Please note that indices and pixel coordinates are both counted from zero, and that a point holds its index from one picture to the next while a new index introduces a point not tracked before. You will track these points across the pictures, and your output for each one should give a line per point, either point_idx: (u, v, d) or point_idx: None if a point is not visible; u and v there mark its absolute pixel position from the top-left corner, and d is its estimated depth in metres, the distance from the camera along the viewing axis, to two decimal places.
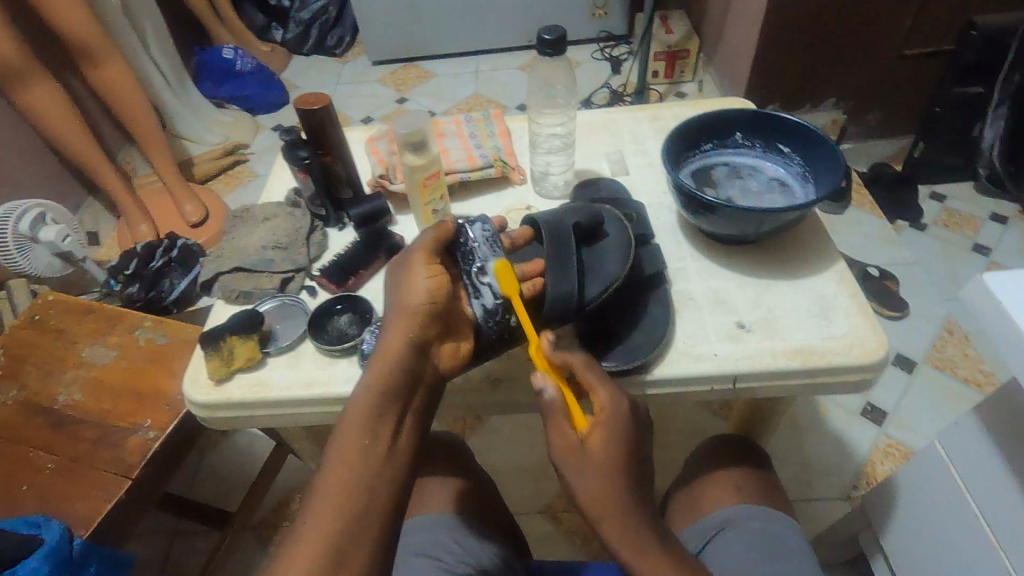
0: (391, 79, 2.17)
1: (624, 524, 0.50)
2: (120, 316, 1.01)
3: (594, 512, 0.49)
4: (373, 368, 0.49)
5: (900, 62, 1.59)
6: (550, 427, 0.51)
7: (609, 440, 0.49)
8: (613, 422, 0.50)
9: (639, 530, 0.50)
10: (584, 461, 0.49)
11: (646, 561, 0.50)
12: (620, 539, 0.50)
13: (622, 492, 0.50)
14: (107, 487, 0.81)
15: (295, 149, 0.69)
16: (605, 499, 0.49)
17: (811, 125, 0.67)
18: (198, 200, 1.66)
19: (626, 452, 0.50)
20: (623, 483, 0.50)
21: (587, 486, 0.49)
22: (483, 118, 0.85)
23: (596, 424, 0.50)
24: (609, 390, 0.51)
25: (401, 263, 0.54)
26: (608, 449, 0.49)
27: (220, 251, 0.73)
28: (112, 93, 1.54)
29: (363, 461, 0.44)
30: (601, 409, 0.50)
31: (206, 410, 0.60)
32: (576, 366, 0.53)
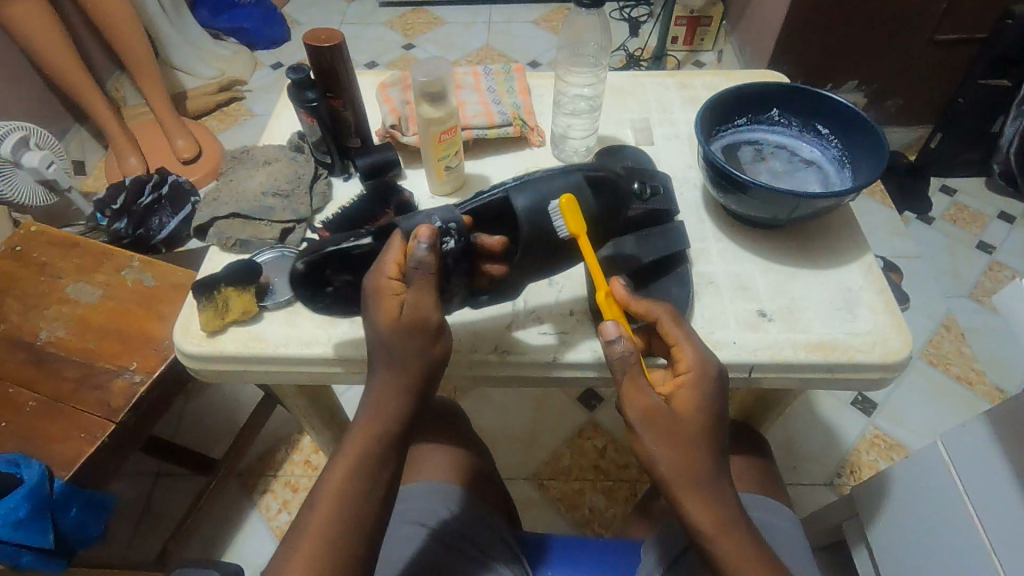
0: (398, 23, 2.06)
1: (706, 491, 0.45)
2: (106, 254, 0.97)
3: (676, 479, 0.45)
4: (375, 403, 0.47)
5: (931, 47, 1.53)
6: (625, 385, 0.47)
7: (697, 399, 0.46)
8: (696, 381, 0.47)
9: (721, 502, 0.45)
10: (671, 422, 0.45)
11: (723, 534, 0.45)
12: (700, 507, 0.45)
13: (711, 462, 0.45)
14: (90, 430, 0.79)
15: (301, 89, 0.64)
16: (691, 462, 0.45)
17: (856, 107, 0.63)
18: (191, 135, 1.58)
19: (714, 419, 0.46)
20: (707, 449, 0.45)
21: (667, 444, 0.45)
22: (503, 71, 0.79)
23: (681, 383, 0.47)
24: (697, 348, 0.48)
25: (398, 313, 0.46)
26: (694, 410, 0.46)
27: (217, 194, 0.68)
28: (101, 13, 1.44)
29: (362, 496, 0.45)
30: (687, 368, 0.48)
31: (197, 362, 0.57)
32: (662, 319, 0.51)
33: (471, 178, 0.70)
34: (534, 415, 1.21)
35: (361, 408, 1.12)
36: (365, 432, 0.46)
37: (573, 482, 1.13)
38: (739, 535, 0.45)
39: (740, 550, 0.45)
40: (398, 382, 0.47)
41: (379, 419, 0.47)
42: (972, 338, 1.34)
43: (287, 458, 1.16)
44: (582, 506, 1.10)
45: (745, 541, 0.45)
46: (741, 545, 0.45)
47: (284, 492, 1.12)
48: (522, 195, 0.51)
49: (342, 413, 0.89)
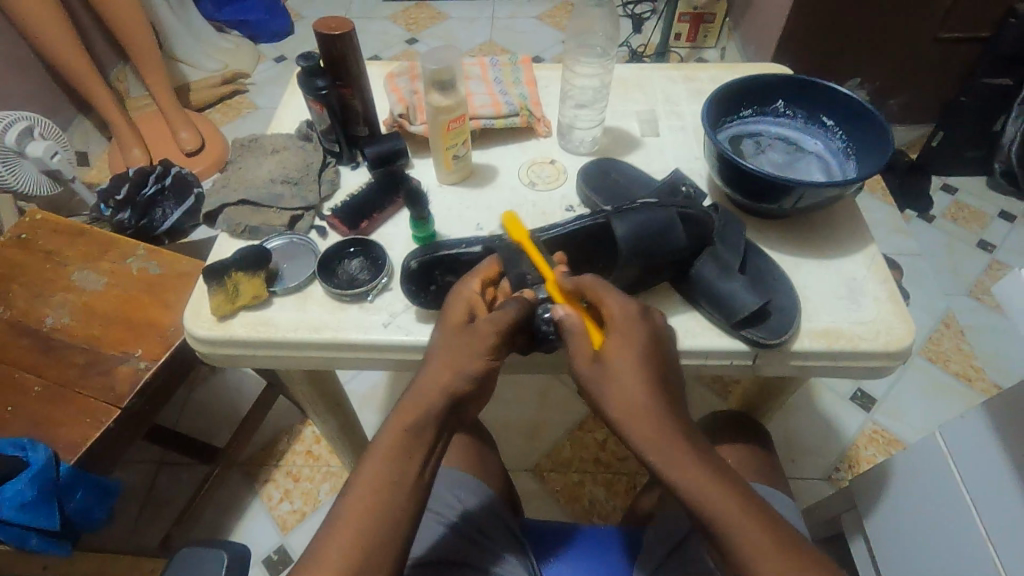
0: (402, 18, 2.07)
1: (653, 422, 0.45)
2: (111, 243, 0.97)
3: (623, 417, 0.46)
4: (405, 405, 0.48)
5: (934, 45, 1.54)
6: (569, 348, 0.49)
7: (623, 342, 0.47)
8: (624, 326, 0.48)
9: (670, 432, 0.45)
10: (603, 373, 0.47)
11: (672, 458, 0.44)
12: (648, 438, 0.45)
13: (657, 402, 0.46)
14: (96, 415, 0.79)
15: (312, 77, 0.64)
16: (633, 403, 0.46)
17: (861, 98, 0.63)
18: (194, 126, 1.58)
19: (641, 357, 0.47)
20: (650, 387, 0.46)
21: (609, 394, 0.47)
22: (510, 63, 0.80)
23: (609, 331, 0.48)
24: (619, 295, 0.49)
25: (466, 326, 0.50)
26: (624, 352, 0.47)
27: (225, 182, 0.69)
28: (105, 3, 1.44)
29: (389, 493, 0.45)
30: (610, 317, 0.49)
31: (206, 345, 0.57)
32: (585, 284, 0.51)
33: (478, 166, 0.71)
34: (536, 407, 1.21)
35: (363, 398, 1.13)
36: (393, 440, 0.46)
37: (573, 475, 1.13)
38: (694, 460, 0.44)
39: (697, 475, 0.44)
40: (435, 385, 0.48)
41: (417, 417, 0.47)
42: (970, 335, 1.35)
43: (289, 448, 1.16)
44: (582, 498, 1.11)
45: (704, 468, 0.44)
46: (699, 474, 0.44)
47: (286, 481, 1.13)
48: (623, 222, 0.54)
49: (346, 402, 0.89)
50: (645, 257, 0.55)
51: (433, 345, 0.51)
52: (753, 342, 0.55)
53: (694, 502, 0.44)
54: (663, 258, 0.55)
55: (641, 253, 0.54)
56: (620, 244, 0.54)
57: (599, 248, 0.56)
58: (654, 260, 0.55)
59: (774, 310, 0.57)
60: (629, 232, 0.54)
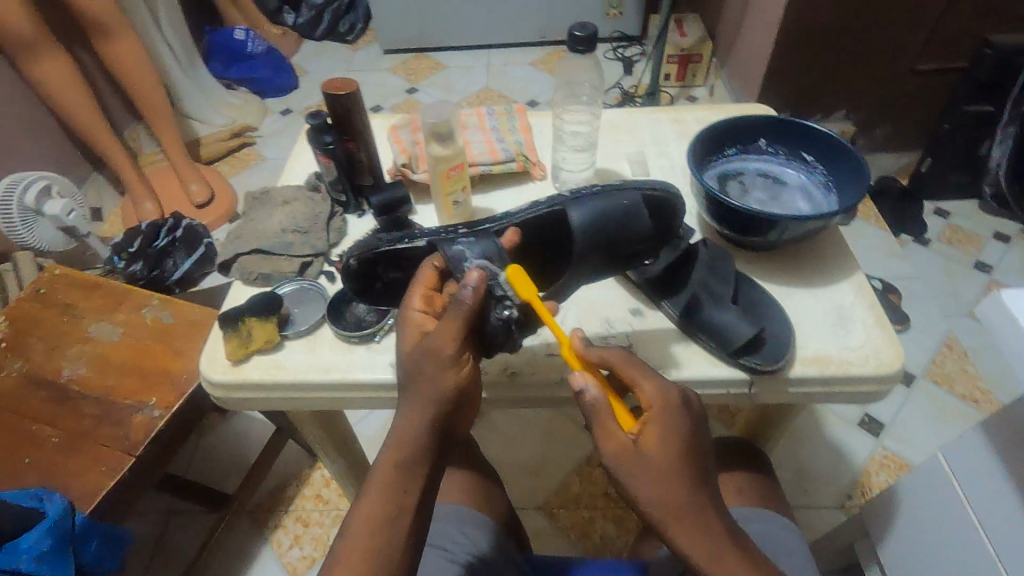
0: (402, 69, 2.16)
1: (696, 521, 0.44)
2: (126, 294, 1.01)
3: (658, 518, 0.44)
4: (392, 439, 0.48)
5: (913, 77, 1.59)
6: (598, 431, 0.46)
7: (666, 436, 0.45)
8: (665, 416, 0.46)
9: (710, 532, 0.44)
10: (642, 465, 0.44)
11: (713, 558, 0.44)
12: (689, 537, 0.44)
13: (698, 497, 0.45)
14: (110, 464, 0.81)
15: (320, 133, 0.69)
16: (674, 500, 0.44)
17: (836, 134, 0.67)
18: (205, 180, 1.64)
19: (686, 451, 0.45)
20: (693, 483, 0.45)
21: (647, 485, 0.44)
22: (505, 112, 0.84)
23: (647, 420, 0.46)
24: (655, 381, 0.46)
25: (425, 338, 0.50)
26: (664, 447, 0.44)
27: (239, 233, 0.72)
28: (122, 67, 1.52)
29: (384, 532, 0.45)
30: (649, 405, 0.46)
31: (222, 390, 0.60)
32: (616, 361, 0.49)
33: (477, 211, 0.74)
34: (543, 442, 1.22)
35: (371, 439, 1.14)
36: (388, 478, 0.46)
37: (583, 511, 1.13)
38: (728, 559, 0.44)
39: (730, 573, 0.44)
40: (415, 425, 0.48)
41: (407, 448, 0.47)
42: (974, 356, 1.35)
43: (298, 492, 1.17)
44: (593, 534, 1.10)
45: (738, 566, 0.44)
46: (736, 568, 0.44)
47: (295, 527, 1.13)
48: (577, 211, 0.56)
49: (355, 442, 0.90)
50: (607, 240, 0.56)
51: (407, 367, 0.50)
52: (750, 369, 0.57)
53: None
54: (625, 239, 0.57)
55: (599, 235, 0.56)
56: (576, 227, 0.56)
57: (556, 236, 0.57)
58: (615, 241, 0.57)
59: (768, 338, 0.59)
60: (585, 217, 0.55)
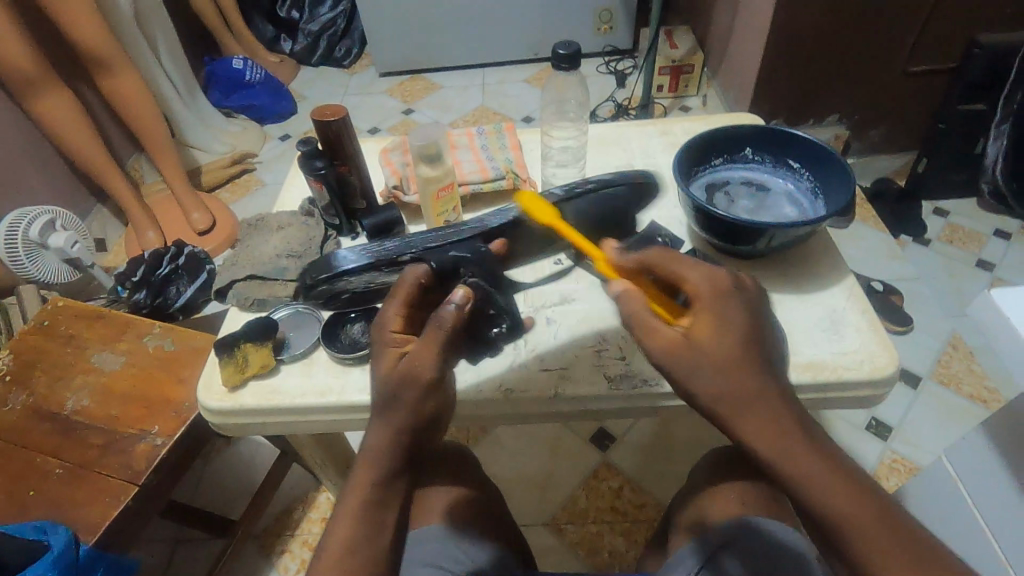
0: (398, 91, 2.20)
1: (758, 405, 0.45)
2: (128, 324, 1.01)
3: (718, 406, 0.45)
4: (363, 457, 0.49)
5: (904, 79, 1.60)
6: (642, 330, 0.48)
7: (714, 321, 0.47)
8: (715, 301, 0.48)
9: (774, 415, 0.45)
10: (699, 352, 0.46)
11: (784, 449, 0.44)
12: (757, 427, 0.44)
13: (758, 383, 0.45)
14: (114, 493, 0.81)
15: (311, 158, 0.70)
16: (737, 384, 0.45)
17: (821, 141, 0.68)
18: (206, 208, 1.67)
19: (744, 336, 0.46)
20: (754, 368, 0.45)
21: (707, 374, 0.45)
22: (495, 131, 0.86)
23: (698, 309, 0.48)
24: (700, 272, 0.49)
25: (397, 366, 0.50)
26: (715, 333, 0.46)
27: (235, 260, 0.73)
28: (123, 101, 1.55)
29: (363, 550, 0.47)
30: (694, 293, 0.49)
31: (218, 416, 0.60)
32: (654, 261, 0.51)
33: None
34: (548, 458, 1.21)
35: None
36: (365, 497, 0.48)
37: (591, 526, 1.12)
38: (794, 440, 0.44)
39: (797, 452, 0.44)
40: (381, 445, 0.49)
41: (379, 461, 0.49)
42: (981, 356, 1.34)
43: (304, 516, 1.16)
44: (601, 550, 1.09)
45: (808, 456, 0.44)
46: (812, 463, 0.44)
47: (302, 551, 1.12)
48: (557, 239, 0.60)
49: (357, 463, 0.90)
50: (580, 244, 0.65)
51: (374, 387, 0.50)
52: None
53: (796, 488, 0.44)
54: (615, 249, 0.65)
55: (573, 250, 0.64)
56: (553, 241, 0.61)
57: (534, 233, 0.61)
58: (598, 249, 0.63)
59: None
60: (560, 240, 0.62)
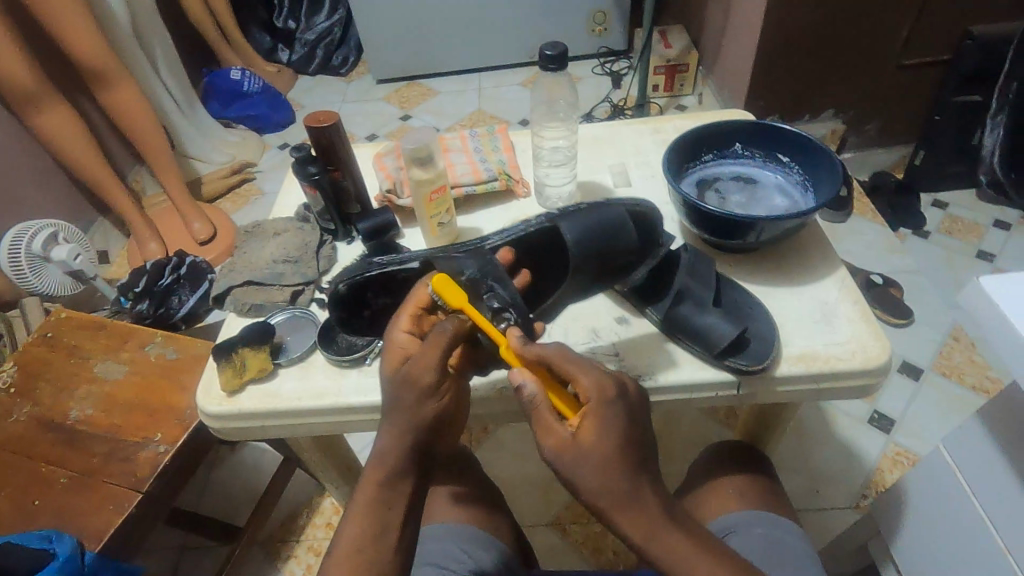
0: (395, 97, 2.21)
1: (636, 509, 0.44)
2: (130, 333, 1.02)
3: (600, 503, 0.44)
4: (374, 459, 0.50)
5: (899, 72, 1.60)
6: (538, 425, 0.48)
7: (599, 425, 0.45)
8: (601, 407, 0.46)
9: (650, 514, 0.45)
10: (580, 455, 0.45)
11: (661, 541, 0.45)
12: (633, 524, 0.45)
13: (635, 484, 0.45)
14: (118, 501, 0.82)
15: (304, 165, 0.70)
16: (613, 487, 0.44)
17: (810, 135, 0.68)
18: (207, 217, 1.68)
19: (624, 439, 0.45)
20: (631, 469, 0.45)
21: (586, 477, 0.44)
22: (488, 133, 0.86)
23: (585, 410, 0.46)
24: (592, 375, 0.46)
25: (400, 371, 0.50)
26: (599, 434, 0.45)
27: (232, 266, 0.74)
28: (122, 113, 1.57)
29: (373, 550, 0.47)
30: (585, 396, 0.46)
31: (216, 420, 0.60)
32: (552, 358, 0.49)
33: (462, 231, 0.76)
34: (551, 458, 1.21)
35: None
36: (374, 495, 0.48)
37: (595, 525, 1.12)
38: (669, 534, 0.45)
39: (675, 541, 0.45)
40: (394, 446, 0.49)
41: (391, 461, 0.49)
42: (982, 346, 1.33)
43: (309, 521, 1.17)
44: (605, 549, 1.09)
45: (684, 542, 0.46)
46: (682, 549, 0.45)
47: (307, 556, 1.12)
48: (569, 225, 0.59)
49: (358, 466, 0.91)
50: (598, 252, 0.59)
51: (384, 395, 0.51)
52: (736, 370, 0.58)
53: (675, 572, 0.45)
54: (619, 259, 0.60)
55: (593, 248, 0.59)
56: (568, 241, 0.58)
57: (542, 244, 0.60)
58: (610, 255, 0.59)
59: (753, 338, 0.59)
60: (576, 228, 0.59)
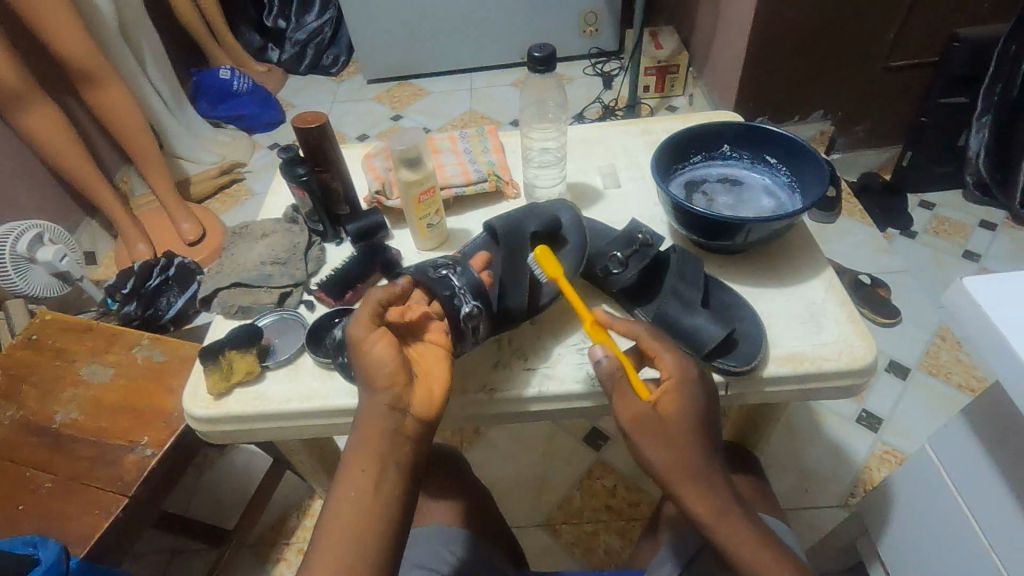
0: (386, 97, 2.20)
1: (702, 486, 0.49)
2: (117, 335, 1.01)
3: (671, 477, 0.49)
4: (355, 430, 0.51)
5: (887, 73, 1.62)
6: (616, 397, 0.51)
7: (681, 405, 0.50)
8: (681, 385, 0.50)
9: (717, 493, 0.49)
10: (660, 428, 0.49)
11: (724, 522, 0.49)
12: (698, 500, 0.49)
13: (705, 464, 0.49)
14: (104, 505, 0.81)
15: (292, 166, 0.70)
16: (686, 463, 0.49)
17: (797, 136, 0.68)
18: (196, 218, 1.67)
19: (699, 420, 0.50)
20: (700, 449, 0.49)
21: (660, 450, 0.49)
22: (477, 134, 0.86)
23: (666, 388, 0.51)
24: (674, 356, 0.51)
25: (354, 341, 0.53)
26: (680, 412, 0.49)
27: (220, 268, 0.74)
28: (109, 113, 1.55)
29: (357, 519, 0.47)
30: (667, 374, 0.51)
31: (203, 424, 0.60)
32: (641, 336, 0.54)
33: (452, 232, 0.76)
34: (542, 459, 1.21)
35: None
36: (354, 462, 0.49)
37: (586, 526, 1.12)
38: (728, 517, 0.49)
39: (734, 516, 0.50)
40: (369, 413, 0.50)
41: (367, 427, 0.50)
42: None
43: (299, 524, 1.16)
44: (597, 549, 1.09)
45: (742, 524, 0.50)
46: (739, 531, 0.49)
47: (297, 559, 1.12)
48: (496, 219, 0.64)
49: None
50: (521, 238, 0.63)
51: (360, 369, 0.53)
52: (725, 371, 0.58)
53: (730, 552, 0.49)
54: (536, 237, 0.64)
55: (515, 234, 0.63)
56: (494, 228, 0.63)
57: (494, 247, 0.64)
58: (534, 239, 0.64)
59: (741, 339, 0.59)
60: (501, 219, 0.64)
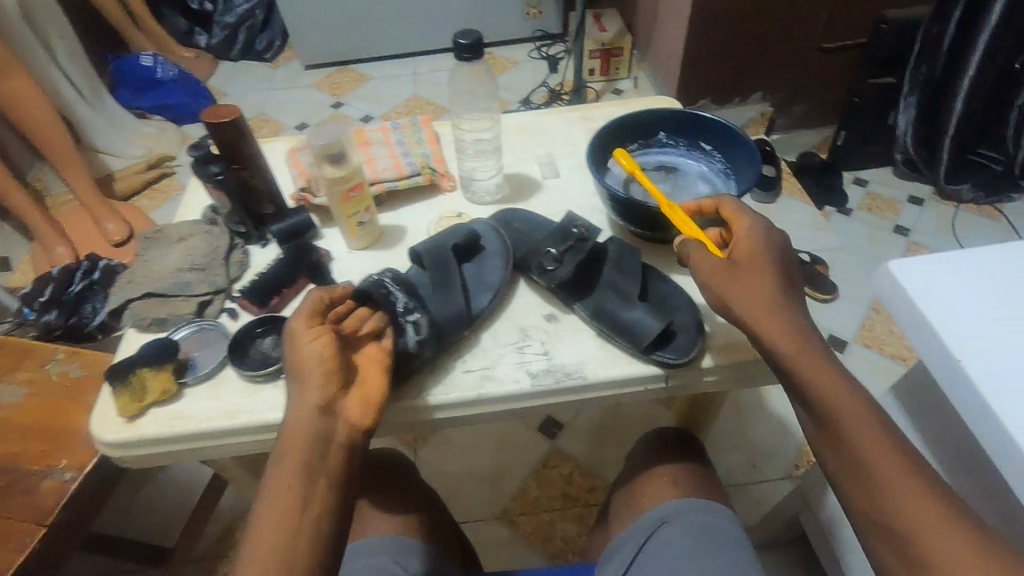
0: (325, 84, 2.11)
1: (785, 323, 0.51)
2: (30, 350, 0.94)
3: (751, 319, 0.52)
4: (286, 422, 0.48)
5: (820, 55, 1.66)
6: (694, 256, 0.56)
7: (758, 254, 0.54)
8: (755, 238, 0.55)
9: (803, 337, 0.50)
10: (740, 275, 0.53)
11: (810, 364, 0.49)
12: (783, 339, 0.50)
13: (788, 313, 0.51)
14: (19, 536, 0.75)
15: (206, 164, 0.65)
16: (767, 304, 0.52)
17: (729, 122, 0.68)
18: (121, 216, 1.56)
19: (780, 267, 0.54)
20: (783, 293, 0.53)
21: (743, 297, 0.53)
22: (411, 124, 0.82)
23: (742, 244, 0.55)
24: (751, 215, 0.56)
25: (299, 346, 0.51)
26: (757, 262, 0.54)
27: (131, 276, 0.68)
28: (13, 105, 1.42)
29: (288, 505, 0.44)
30: (742, 232, 0.56)
31: (115, 449, 0.56)
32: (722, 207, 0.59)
33: (386, 229, 0.72)
34: (498, 451, 1.20)
35: None
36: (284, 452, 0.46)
37: (543, 515, 1.12)
38: (822, 364, 0.49)
39: (854, 405, 0.47)
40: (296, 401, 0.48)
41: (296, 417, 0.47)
42: None
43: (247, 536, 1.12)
44: (554, 537, 1.09)
45: (835, 377, 0.49)
46: (834, 379, 0.49)
47: None
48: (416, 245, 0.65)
49: None
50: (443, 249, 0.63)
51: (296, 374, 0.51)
52: (663, 363, 0.58)
53: (835, 411, 0.47)
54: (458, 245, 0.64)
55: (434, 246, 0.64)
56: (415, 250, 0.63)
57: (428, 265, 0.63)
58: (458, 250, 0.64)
59: (679, 331, 0.59)
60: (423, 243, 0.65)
